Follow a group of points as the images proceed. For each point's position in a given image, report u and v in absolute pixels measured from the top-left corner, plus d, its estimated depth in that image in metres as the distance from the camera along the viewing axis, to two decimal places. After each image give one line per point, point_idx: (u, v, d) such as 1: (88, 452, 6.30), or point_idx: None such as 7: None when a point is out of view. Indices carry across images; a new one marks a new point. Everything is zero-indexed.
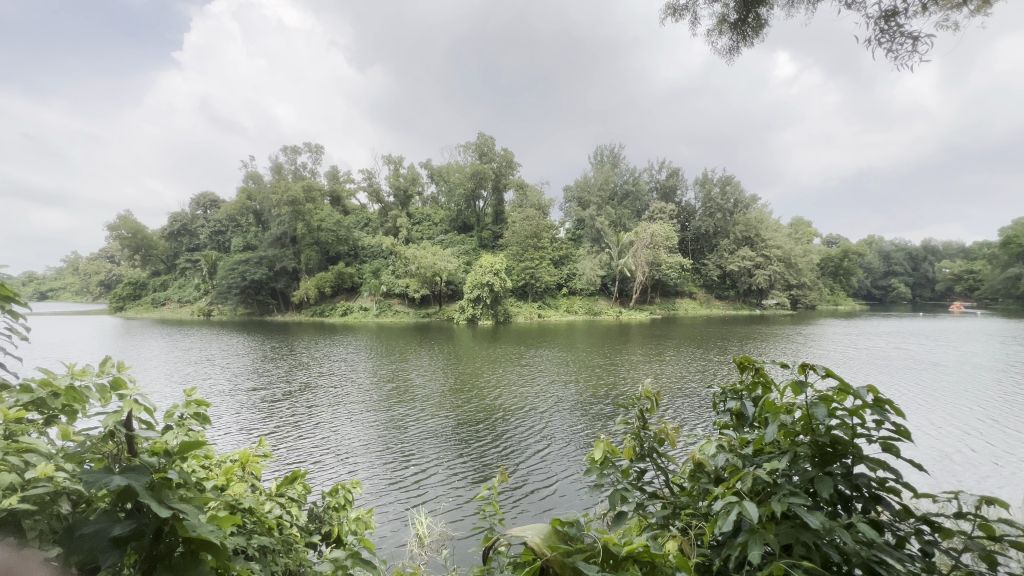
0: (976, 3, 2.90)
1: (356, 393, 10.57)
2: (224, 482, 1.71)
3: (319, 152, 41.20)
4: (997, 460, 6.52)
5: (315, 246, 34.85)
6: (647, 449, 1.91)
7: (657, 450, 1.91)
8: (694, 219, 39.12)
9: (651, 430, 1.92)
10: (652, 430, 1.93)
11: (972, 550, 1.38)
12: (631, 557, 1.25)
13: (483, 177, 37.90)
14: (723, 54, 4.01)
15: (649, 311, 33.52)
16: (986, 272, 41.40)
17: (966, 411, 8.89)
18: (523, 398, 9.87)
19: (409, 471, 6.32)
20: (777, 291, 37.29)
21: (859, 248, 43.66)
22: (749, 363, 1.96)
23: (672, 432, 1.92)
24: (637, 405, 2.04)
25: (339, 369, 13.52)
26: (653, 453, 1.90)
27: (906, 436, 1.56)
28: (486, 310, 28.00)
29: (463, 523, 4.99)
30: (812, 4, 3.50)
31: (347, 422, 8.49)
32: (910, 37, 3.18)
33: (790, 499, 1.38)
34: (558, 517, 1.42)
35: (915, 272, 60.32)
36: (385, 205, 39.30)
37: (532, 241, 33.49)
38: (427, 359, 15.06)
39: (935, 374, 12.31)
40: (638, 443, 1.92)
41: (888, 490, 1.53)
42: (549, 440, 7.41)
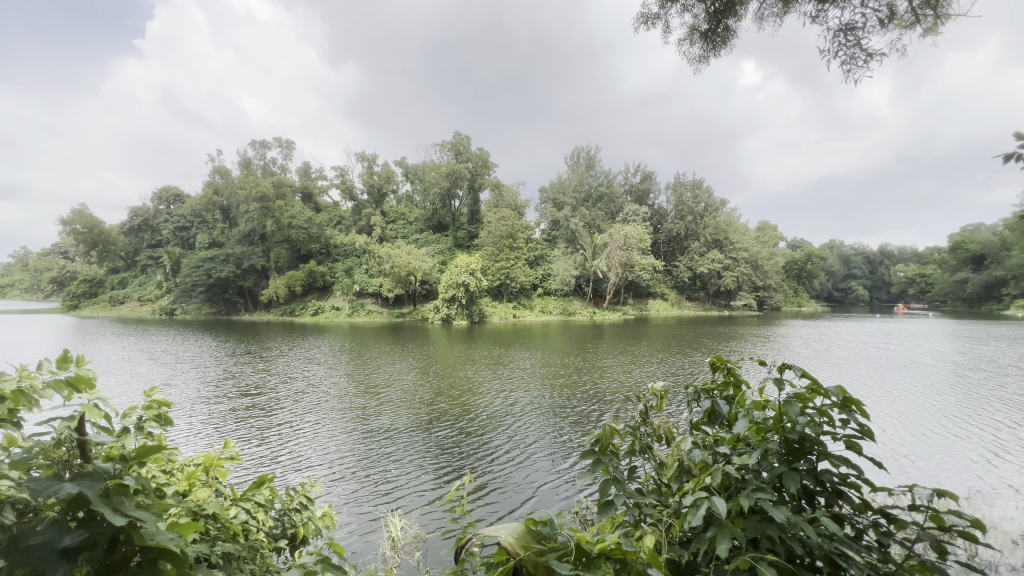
0: (928, 23, 3.05)
1: (333, 397, 10.30)
2: (185, 489, 1.63)
3: (290, 147, 40.42)
4: (952, 457, 6.84)
5: (285, 244, 33.97)
6: (641, 445, 1.90)
7: (649, 445, 1.93)
8: (666, 222, 40.08)
9: (645, 428, 1.96)
10: (649, 427, 1.98)
11: (924, 541, 1.43)
12: (603, 554, 1.26)
13: (459, 176, 37.73)
14: (694, 63, 4.10)
15: (622, 312, 34.16)
16: (938, 276, 43.56)
17: (921, 410, 9.28)
18: (502, 401, 9.86)
19: (385, 476, 6.19)
20: (745, 293, 38.45)
21: (821, 253, 45.63)
22: (721, 364, 2.02)
23: (671, 430, 1.98)
24: (640, 401, 2.13)
25: (314, 371, 13.21)
26: (646, 447, 1.91)
27: (868, 435, 1.62)
28: (461, 309, 27.87)
29: (437, 524, 4.97)
30: (780, 18, 3.60)
31: (319, 427, 8.22)
32: (865, 51, 3.31)
33: (757, 494, 1.42)
34: (532, 516, 1.41)
35: (872, 275, 63.04)
36: (358, 203, 38.66)
37: (507, 241, 33.48)
38: (403, 360, 14.79)
39: (892, 373, 12.85)
40: (634, 440, 1.93)
41: (850, 486, 1.58)
42: (524, 442, 7.45)
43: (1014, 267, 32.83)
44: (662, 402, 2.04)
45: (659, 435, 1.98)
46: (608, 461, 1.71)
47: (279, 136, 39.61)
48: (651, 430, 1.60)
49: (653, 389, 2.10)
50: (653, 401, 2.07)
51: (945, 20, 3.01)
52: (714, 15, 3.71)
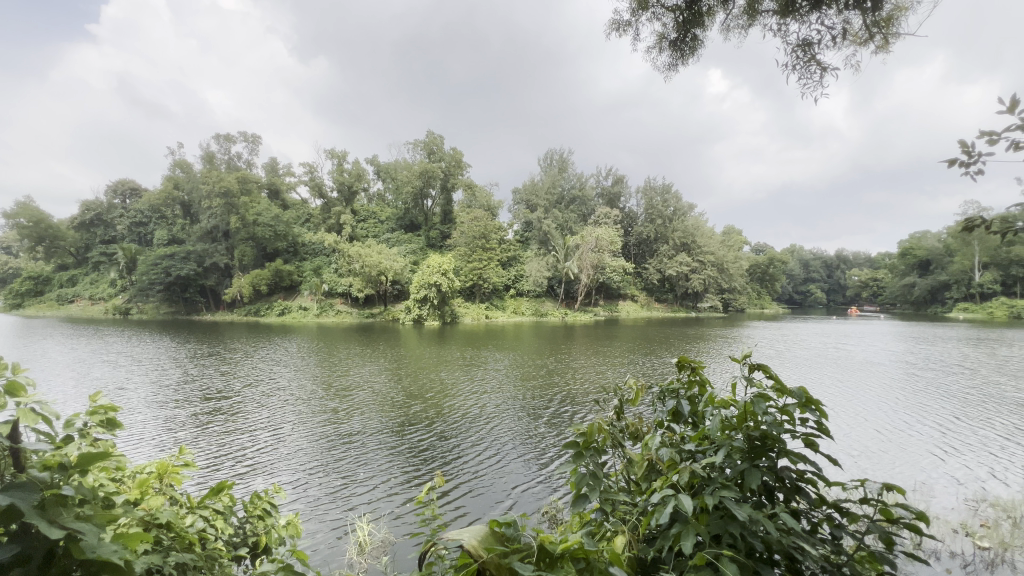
0: (878, 42, 3.23)
1: (299, 400, 10.04)
2: (136, 497, 1.57)
3: (256, 142, 39.23)
4: (901, 452, 7.24)
5: (250, 242, 32.87)
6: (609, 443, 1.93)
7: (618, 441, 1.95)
8: (636, 225, 40.88)
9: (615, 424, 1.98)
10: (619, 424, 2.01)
11: (874, 533, 1.50)
12: (566, 554, 1.27)
13: (432, 176, 37.33)
14: (662, 71, 4.19)
15: (593, 313, 34.60)
16: (889, 280, 45.93)
17: (873, 408, 9.76)
18: (472, 403, 9.84)
19: (352, 480, 6.07)
20: (711, 295, 39.61)
21: (782, 257, 47.42)
22: (686, 363, 2.08)
23: (640, 427, 2.01)
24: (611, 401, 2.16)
25: (281, 374, 12.80)
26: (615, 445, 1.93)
27: (826, 432, 1.69)
28: (433, 310, 27.63)
29: (406, 527, 4.92)
30: (744, 31, 3.73)
31: (283, 432, 7.96)
32: (820, 67, 3.47)
33: (721, 492, 1.47)
34: (496, 518, 1.41)
35: (829, 278, 65.91)
36: (328, 201, 37.81)
37: (480, 242, 33.39)
38: (373, 362, 14.49)
39: (846, 373, 13.48)
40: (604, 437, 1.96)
41: (807, 482, 1.65)
42: (494, 444, 7.45)
43: (957, 272, 35.03)
44: (633, 399, 2.07)
45: (629, 432, 2.01)
46: (578, 459, 1.73)
47: (244, 130, 38.35)
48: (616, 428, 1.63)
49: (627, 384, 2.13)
50: (625, 398, 2.10)
51: (893, 40, 3.19)
52: (682, 24, 3.81)
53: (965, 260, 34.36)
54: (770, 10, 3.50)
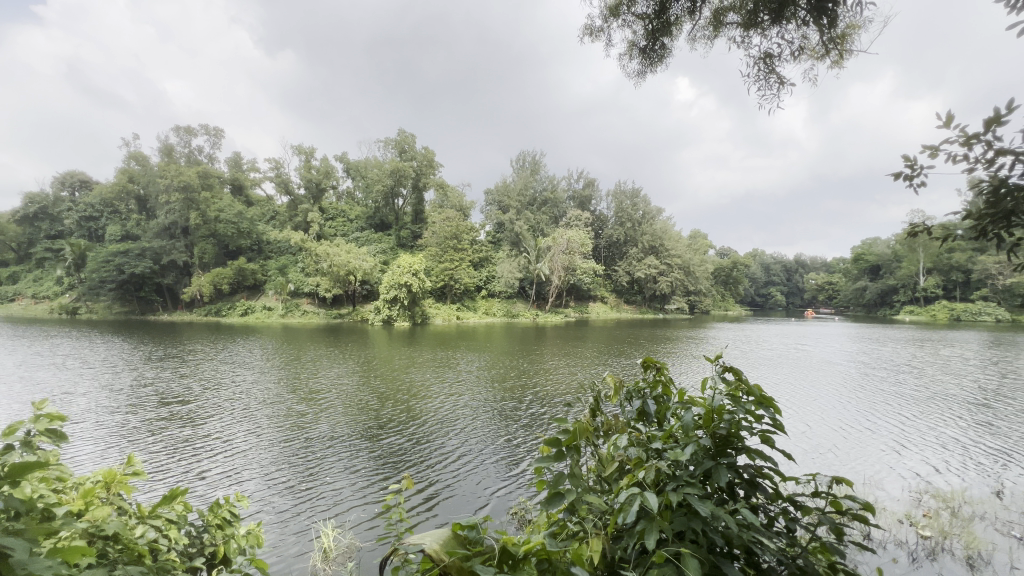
0: (834, 57, 3.39)
1: (263, 404, 9.72)
2: (81, 508, 1.48)
3: (218, 136, 37.78)
4: (851, 447, 7.62)
5: (211, 239, 31.62)
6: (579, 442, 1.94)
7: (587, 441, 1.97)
8: (606, 228, 41.51)
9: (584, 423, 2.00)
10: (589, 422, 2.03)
11: (824, 524, 1.57)
12: (528, 555, 1.28)
13: (403, 175, 36.80)
14: (633, 77, 4.28)
15: (563, 314, 34.91)
16: (843, 284, 48.23)
17: (827, 406, 10.23)
18: (443, 405, 9.76)
19: (318, 486, 5.92)
20: (678, 297, 40.63)
21: (745, 261, 49.12)
22: (652, 364, 2.12)
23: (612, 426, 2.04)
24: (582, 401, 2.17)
25: (243, 376, 12.33)
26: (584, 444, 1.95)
27: (780, 429, 1.76)
28: (403, 311, 27.24)
29: (373, 532, 4.84)
30: (710, 41, 3.85)
31: (245, 437, 7.69)
32: (780, 79, 3.61)
33: (684, 490, 1.50)
34: (460, 520, 1.41)
35: (789, 282, 68.61)
36: (294, 198, 36.78)
37: (451, 242, 33.17)
38: (340, 364, 14.12)
39: (806, 372, 14.04)
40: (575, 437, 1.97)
41: (766, 478, 1.70)
42: (465, 446, 7.42)
43: (904, 277, 37.16)
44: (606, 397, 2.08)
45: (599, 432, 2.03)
46: (549, 460, 1.73)
47: (206, 123, 36.90)
48: (585, 429, 1.63)
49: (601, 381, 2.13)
50: (596, 397, 2.11)
51: (848, 56, 3.36)
52: (652, 33, 3.90)
53: (911, 266, 36.50)
54: (735, 22, 3.63)
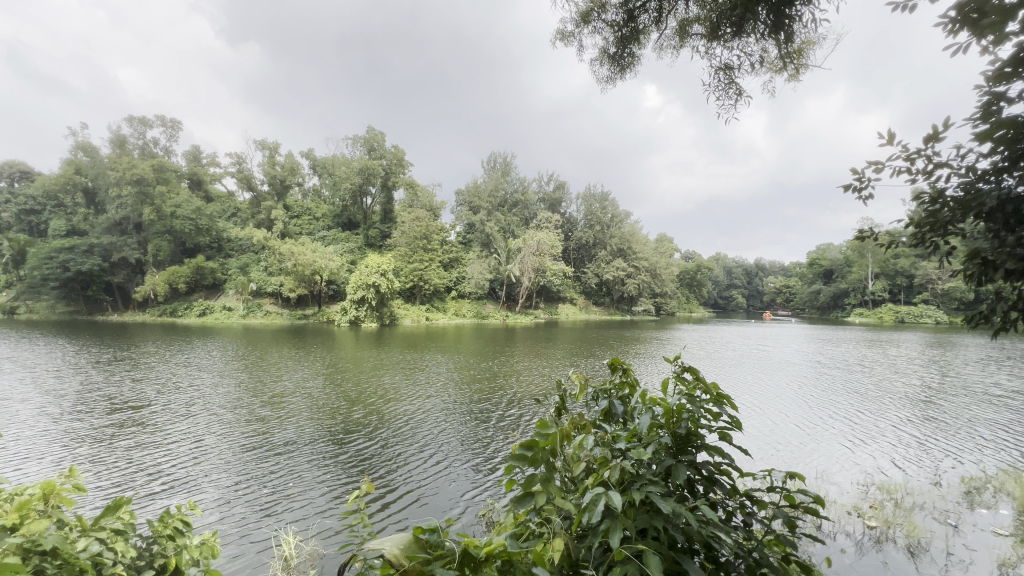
0: (790, 71, 3.56)
1: (224, 408, 9.37)
2: (15, 521, 1.40)
3: (175, 128, 36.12)
4: (802, 442, 8.00)
5: (167, 236, 30.17)
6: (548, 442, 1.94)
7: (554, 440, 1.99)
8: (576, 231, 42.02)
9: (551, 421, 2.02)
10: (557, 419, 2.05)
11: (778, 518, 1.64)
12: (489, 557, 1.29)
13: (372, 173, 36.08)
14: (603, 82, 4.36)
15: (533, 315, 35.11)
16: (799, 288, 50.50)
17: (783, 404, 10.69)
18: (413, 408, 9.63)
19: (279, 493, 5.75)
20: (644, 299, 41.54)
21: (709, 265, 50.71)
22: (618, 365, 2.16)
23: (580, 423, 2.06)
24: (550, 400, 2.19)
25: (201, 380, 11.80)
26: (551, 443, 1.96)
27: (737, 426, 1.82)
28: (371, 312, 26.72)
29: (337, 538, 4.74)
30: (676, 51, 3.96)
31: (204, 443, 7.38)
32: (739, 89, 3.75)
33: (647, 487, 1.53)
34: (421, 525, 1.41)
35: (749, 285, 71.20)
36: (257, 195, 35.57)
37: (421, 242, 32.86)
38: (305, 367, 13.71)
39: (764, 372, 14.59)
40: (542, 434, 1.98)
41: (722, 474, 1.77)
42: (434, 450, 7.35)
43: (854, 281, 39.22)
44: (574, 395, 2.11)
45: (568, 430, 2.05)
46: (517, 463, 1.73)
47: (162, 114, 35.25)
48: (551, 430, 1.63)
49: (571, 379, 2.14)
50: (564, 395, 2.13)
51: (803, 70, 3.53)
52: (621, 40, 3.97)
53: (861, 271, 38.60)
54: (699, 33, 3.74)
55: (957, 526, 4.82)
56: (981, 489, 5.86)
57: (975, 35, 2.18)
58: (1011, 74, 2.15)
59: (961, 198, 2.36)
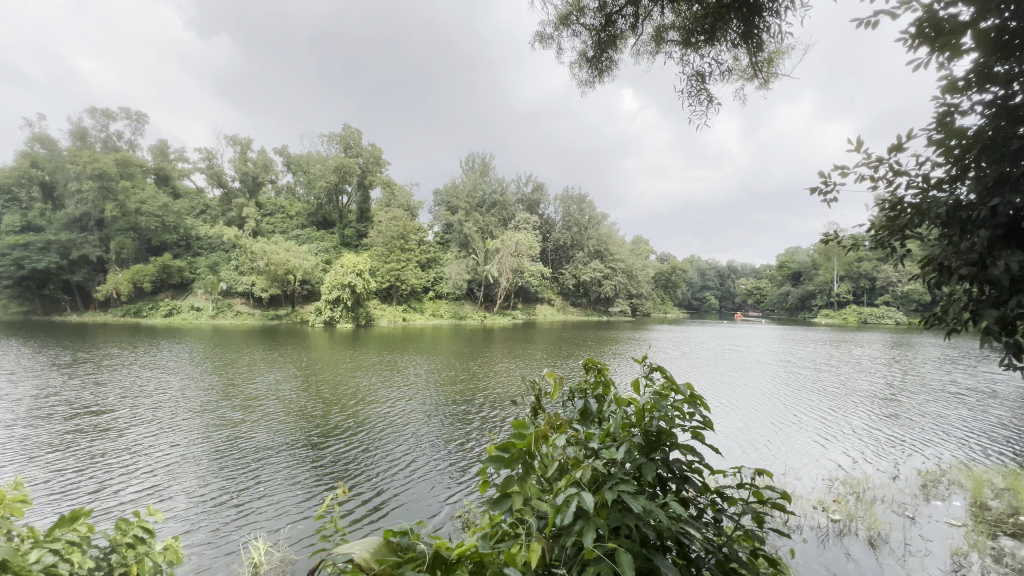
0: (761, 79, 3.66)
1: (193, 412, 9.08)
2: None
3: (141, 121, 34.78)
4: (771, 440, 8.23)
5: (131, 233, 29.02)
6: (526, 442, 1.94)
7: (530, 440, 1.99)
8: (554, 232, 42.25)
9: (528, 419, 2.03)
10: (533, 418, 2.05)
11: (746, 513, 1.68)
12: (461, 559, 1.28)
13: (348, 172, 35.41)
14: (582, 85, 4.40)
15: (511, 316, 35.15)
16: (769, 289, 52.00)
17: (754, 402, 10.98)
18: (391, 410, 9.52)
19: (250, 498, 5.60)
20: (621, 300, 42.10)
21: (683, 266, 51.77)
22: (594, 365, 2.18)
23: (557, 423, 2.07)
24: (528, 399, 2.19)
25: (167, 383, 11.36)
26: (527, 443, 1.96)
27: (709, 425, 1.86)
28: (346, 312, 26.28)
29: (309, 543, 4.65)
30: (653, 56, 4.03)
31: (170, 449, 7.14)
32: (711, 96, 3.85)
33: (620, 486, 1.55)
34: (391, 528, 1.39)
35: (722, 287, 72.93)
36: (228, 191, 34.57)
37: (398, 242, 32.51)
38: (277, 369, 13.36)
39: (736, 372, 14.98)
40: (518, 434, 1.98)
41: (694, 471, 1.80)
42: (411, 452, 7.27)
43: (820, 284, 40.67)
44: (550, 394, 2.11)
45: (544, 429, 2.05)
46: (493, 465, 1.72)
47: (127, 107, 33.91)
48: (527, 431, 1.63)
49: (547, 380, 2.15)
50: (541, 393, 2.13)
51: (772, 79, 3.63)
52: (599, 44, 4.01)
53: (827, 273, 40.02)
54: (674, 39, 3.82)
55: (914, 518, 5.03)
56: (936, 481, 6.15)
57: (934, 50, 2.29)
58: (963, 90, 2.28)
59: (918, 206, 2.47)
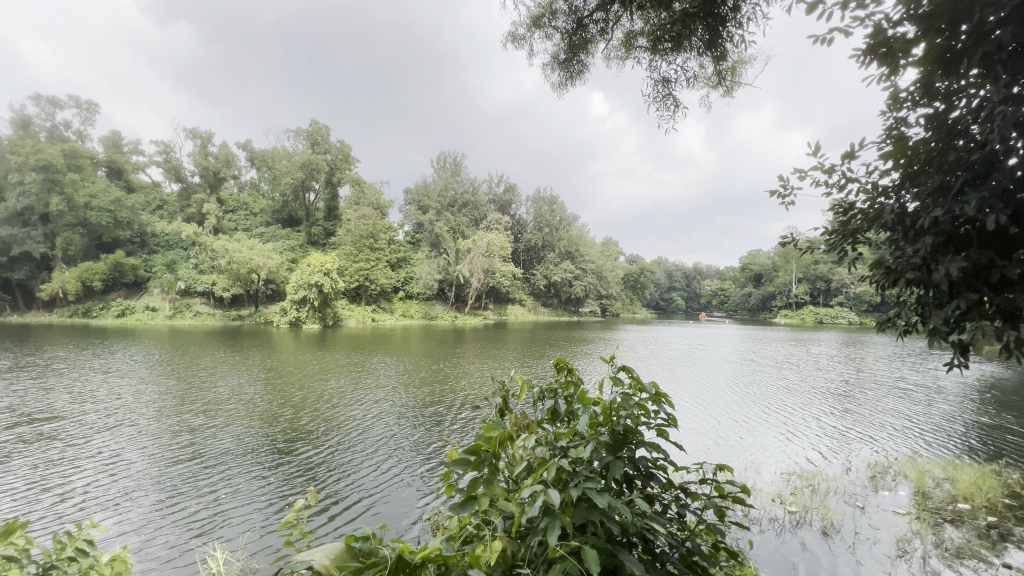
0: (724, 87, 3.79)
1: (150, 418, 8.65)
2: None
3: (91, 111, 32.97)
4: (734, 437, 8.51)
5: (80, 229, 27.44)
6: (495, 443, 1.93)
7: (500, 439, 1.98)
8: (525, 232, 42.41)
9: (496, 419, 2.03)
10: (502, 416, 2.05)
11: (708, 507, 1.73)
12: (424, 562, 1.27)
13: (315, 169, 34.18)
14: (554, 87, 4.44)
15: (482, 316, 35.08)
16: (733, 290, 53.73)
17: (717, 400, 11.32)
18: (362, 413, 9.33)
19: (212, 507, 5.39)
20: (591, 300, 42.67)
21: (651, 267, 52.92)
22: (564, 365, 2.19)
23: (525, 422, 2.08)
24: (496, 399, 2.19)
25: (121, 387, 10.79)
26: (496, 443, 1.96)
27: (674, 423, 1.91)
28: (313, 312, 25.62)
29: (274, 552, 4.51)
30: (622, 61, 4.10)
31: (126, 456, 6.79)
32: (677, 102, 3.95)
33: (586, 484, 1.57)
34: (354, 533, 1.36)
35: (688, 287, 74.90)
36: (187, 186, 33.18)
37: (368, 241, 31.95)
38: (241, 371, 12.89)
39: (702, 370, 15.41)
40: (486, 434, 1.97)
41: (659, 468, 1.84)
42: (383, 456, 7.15)
43: (780, 285, 42.44)
44: (519, 394, 2.12)
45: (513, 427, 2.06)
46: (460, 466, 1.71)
47: (76, 95, 32.07)
48: (494, 433, 1.62)
49: (513, 380, 2.16)
50: (510, 393, 2.14)
51: (735, 87, 3.76)
52: (570, 47, 4.05)
53: (786, 275, 41.68)
54: (643, 46, 3.90)
55: (864, 508, 5.31)
56: (884, 473, 6.50)
57: (883, 66, 2.43)
58: (912, 103, 2.41)
59: (868, 212, 2.61)
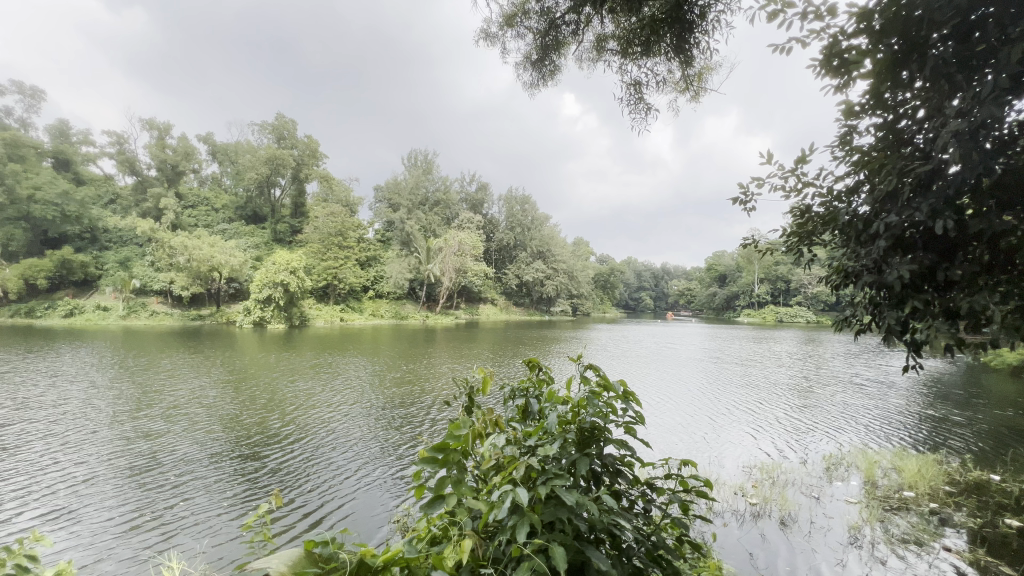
0: (691, 91, 3.89)
1: (101, 423, 8.18)
2: None
3: (37, 98, 31.05)
4: (700, 433, 8.72)
5: (22, 223, 25.73)
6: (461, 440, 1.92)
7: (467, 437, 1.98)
8: (497, 232, 42.36)
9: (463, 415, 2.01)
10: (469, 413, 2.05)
11: (672, 501, 1.77)
12: (387, 566, 1.25)
13: (281, 163, 33.02)
14: (526, 87, 4.46)
15: (454, 316, 34.84)
16: (699, 290, 55.21)
17: (684, 397, 11.58)
18: (331, 415, 9.12)
19: (169, 518, 5.15)
20: (562, 300, 43.01)
21: (621, 267, 53.74)
22: (534, 364, 2.21)
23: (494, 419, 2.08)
24: (463, 396, 2.18)
25: (70, 392, 10.17)
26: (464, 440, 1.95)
27: (640, 420, 1.94)
28: (278, 312, 24.86)
29: (237, 561, 4.36)
30: (593, 63, 4.16)
31: (74, 466, 6.40)
32: (647, 104, 4.03)
33: (554, 481, 1.58)
34: (315, 538, 1.32)
35: (657, 288, 76.45)
36: (143, 180, 31.64)
37: (336, 239, 31.25)
38: (201, 374, 12.37)
39: (669, 368, 15.75)
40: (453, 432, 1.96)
41: (625, 464, 1.87)
42: (352, 459, 7.02)
43: (743, 285, 43.86)
44: (485, 390, 2.11)
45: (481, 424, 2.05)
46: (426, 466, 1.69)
47: (19, 81, 30.15)
48: (462, 431, 1.61)
49: (480, 377, 2.16)
50: (476, 389, 2.13)
51: (701, 91, 3.87)
52: (542, 48, 4.07)
53: (749, 276, 43.08)
54: (614, 48, 3.96)
55: (819, 498, 5.56)
56: (838, 464, 6.83)
57: (836, 77, 2.55)
58: (864, 113, 2.54)
59: (823, 214, 2.73)
